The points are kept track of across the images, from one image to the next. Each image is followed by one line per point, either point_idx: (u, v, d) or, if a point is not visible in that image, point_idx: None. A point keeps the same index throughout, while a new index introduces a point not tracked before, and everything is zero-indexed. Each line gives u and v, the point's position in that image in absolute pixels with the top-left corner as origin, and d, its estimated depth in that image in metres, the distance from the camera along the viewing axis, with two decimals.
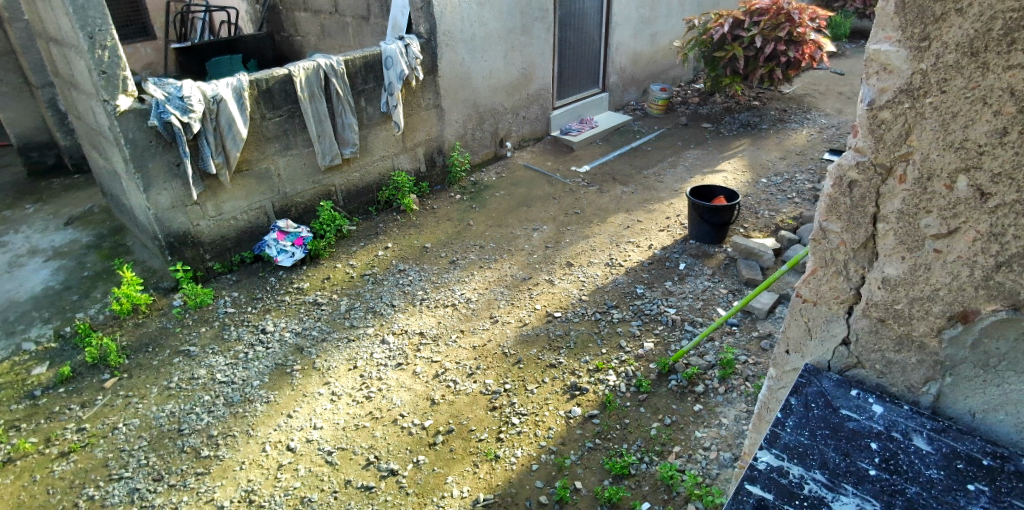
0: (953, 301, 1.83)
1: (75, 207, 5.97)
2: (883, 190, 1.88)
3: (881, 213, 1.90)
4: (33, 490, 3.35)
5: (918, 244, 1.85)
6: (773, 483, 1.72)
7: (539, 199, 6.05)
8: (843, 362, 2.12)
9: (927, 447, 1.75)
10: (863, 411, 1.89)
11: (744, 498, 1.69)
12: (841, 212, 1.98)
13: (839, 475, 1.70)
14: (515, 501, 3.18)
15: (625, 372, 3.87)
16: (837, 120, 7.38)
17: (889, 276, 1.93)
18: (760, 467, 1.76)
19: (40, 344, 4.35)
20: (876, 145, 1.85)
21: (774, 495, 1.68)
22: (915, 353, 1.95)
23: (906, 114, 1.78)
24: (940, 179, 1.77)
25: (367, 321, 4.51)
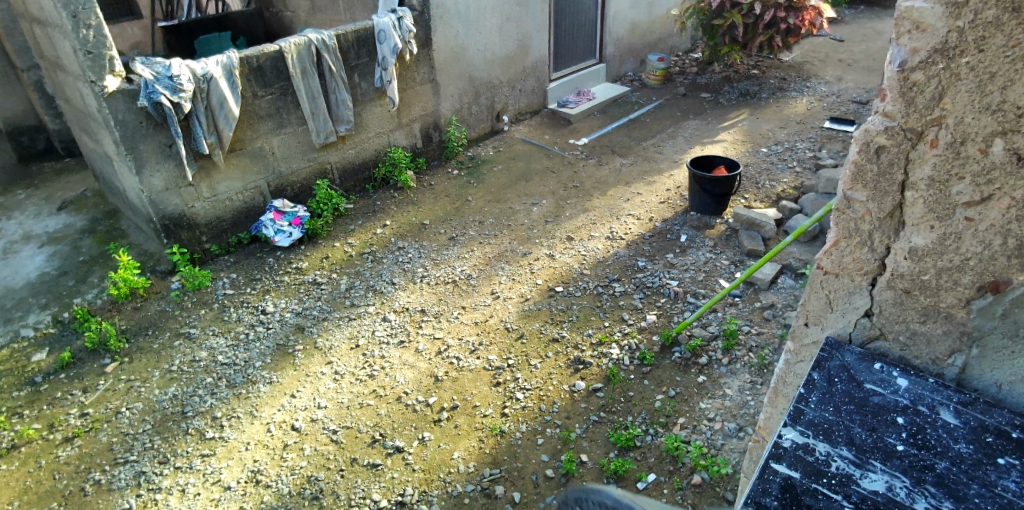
0: (983, 271, 1.72)
1: (68, 191, 5.89)
2: (913, 156, 1.75)
3: (910, 181, 1.77)
4: (39, 476, 3.35)
5: (948, 212, 1.73)
6: (799, 461, 1.61)
7: (538, 172, 5.99)
8: (865, 335, 1.99)
9: (954, 421, 1.64)
10: (888, 385, 1.77)
11: (770, 477, 1.59)
12: (867, 180, 1.84)
13: (866, 452, 1.61)
14: (521, 475, 3.19)
15: (628, 345, 3.86)
16: (837, 87, 7.30)
17: (917, 246, 1.81)
18: (785, 444, 1.66)
19: (39, 330, 4.32)
20: (906, 109, 1.72)
21: (801, 474, 1.58)
22: (941, 324, 1.84)
23: (940, 76, 1.64)
24: (974, 143, 1.65)
25: (367, 300, 4.48)
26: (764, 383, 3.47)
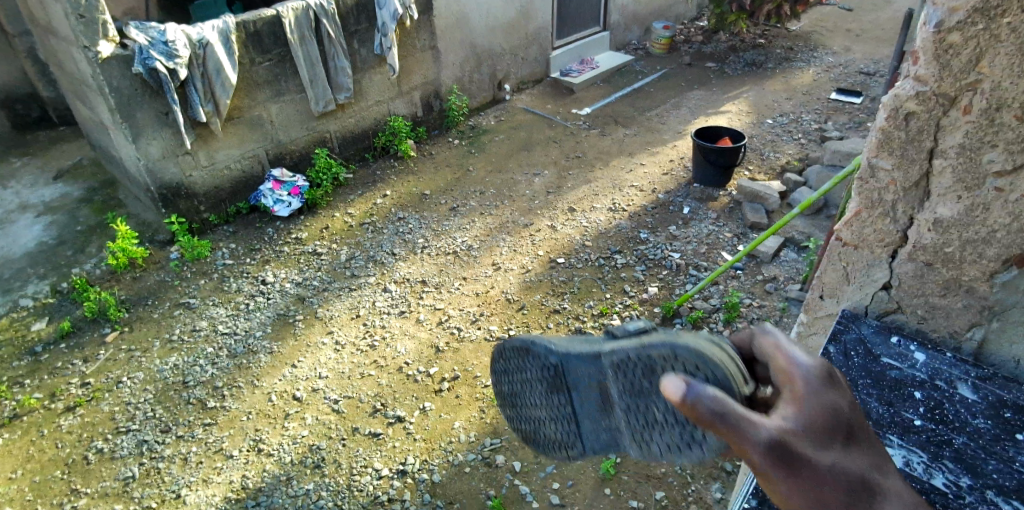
0: (1010, 243, 1.56)
1: (64, 160, 5.82)
2: (944, 123, 1.55)
3: (940, 148, 1.58)
4: (42, 444, 3.36)
5: (978, 181, 1.56)
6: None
7: (540, 143, 5.91)
8: (882, 308, 1.82)
9: (973, 396, 1.57)
10: (905, 359, 1.68)
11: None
12: (894, 147, 1.64)
13: (883, 427, 1.56)
14: (522, 445, 3.20)
15: (630, 317, 3.85)
16: (845, 58, 7.18)
17: (942, 217, 1.63)
18: None
19: (38, 299, 4.30)
20: (940, 72, 1.51)
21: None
22: (962, 298, 1.68)
23: (979, 37, 1.44)
24: (1010, 109, 1.46)
25: (368, 270, 4.45)
26: None
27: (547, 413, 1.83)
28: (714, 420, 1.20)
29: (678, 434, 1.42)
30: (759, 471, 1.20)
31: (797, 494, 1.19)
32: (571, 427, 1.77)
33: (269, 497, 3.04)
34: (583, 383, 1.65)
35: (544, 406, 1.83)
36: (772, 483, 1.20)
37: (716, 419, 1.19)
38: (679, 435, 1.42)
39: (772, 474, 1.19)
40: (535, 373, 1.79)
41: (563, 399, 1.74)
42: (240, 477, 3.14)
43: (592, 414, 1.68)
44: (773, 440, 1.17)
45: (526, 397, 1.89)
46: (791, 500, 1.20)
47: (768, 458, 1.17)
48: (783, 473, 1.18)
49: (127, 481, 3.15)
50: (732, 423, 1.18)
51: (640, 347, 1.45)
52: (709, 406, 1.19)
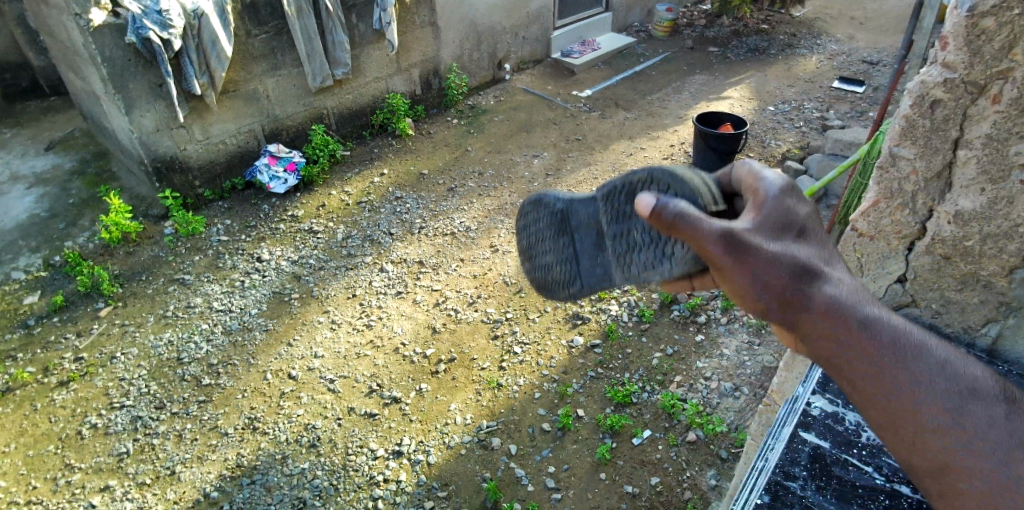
0: None
1: (56, 131, 5.72)
2: (972, 112, 1.46)
3: (965, 138, 1.49)
4: (35, 419, 3.34)
5: (1004, 174, 1.46)
6: (828, 430, 1.51)
7: (539, 124, 5.85)
8: (896, 302, 1.73)
9: None
10: None
11: (798, 446, 1.49)
12: (918, 136, 1.55)
13: None
14: (518, 428, 3.21)
15: (628, 302, 3.84)
16: (848, 46, 7.12)
17: (964, 209, 1.53)
18: (814, 412, 1.55)
19: (30, 273, 4.25)
20: (971, 59, 1.42)
21: (830, 443, 1.48)
22: (978, 294, 1.59)
23: (1015, 22, 1.34)
24: None
25: (365, 250, 4.42)
26: (761, 344, 3.48)
27: (548, 261, 1.99)
28: (676, 220, 1.36)
29: (654, 253, 1.63)
30: (716, 262, 1.33)
31: (750, 281, 1.29)
32: (570, 271, 1.92)
33: (264, 475, 3.04)
34: (581, 225, 1.85)
35: (547, 254, 1.98)
36: (729, 273, 1.32)
37: (677, 219, 1.36)
38: (655, 253, 1.63)
39: (724, 262, 1.31)
40: (540, 222, 1.97)
41: (563, 244, 1.91)
42: (235, 455, 3.14)
43: (588, 255, 1.85)
44: (725, 230, 1.30)
45: (530, 249, 2.05)
46: (745, 286, 1.31)
47: (718, 245, 1.31)
48: (735, 260, 1.30)
49: (121, 457, 3.14)
50: (689, 223, 1.35)
51: (625, 175, 1.66)
52: (672, 211, 1.37)
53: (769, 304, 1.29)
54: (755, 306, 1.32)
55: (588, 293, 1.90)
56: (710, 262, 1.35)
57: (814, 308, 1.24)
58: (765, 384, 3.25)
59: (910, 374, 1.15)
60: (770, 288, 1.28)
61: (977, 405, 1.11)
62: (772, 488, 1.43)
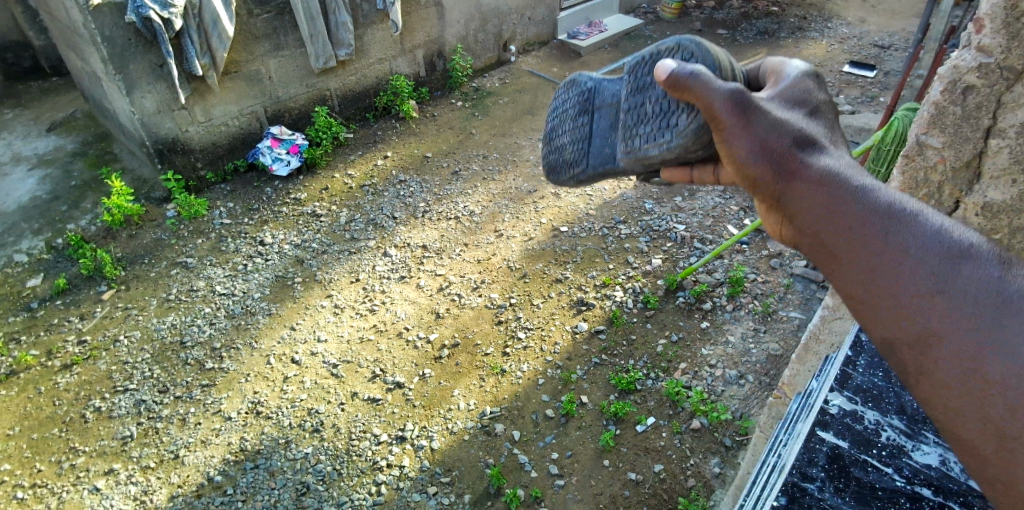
0: None
1: (57, 112, 5.67)
2: (1006, 99, 1.47)
3: (998, 127, 1.50)
4: (39, 402, 3.35)
5: None
6: (846, 430, 1.57)
7: (544, 107, 5.78)
8: None
9: None
10: None
11: (816, 447, 1.55)
12: (947, 124, 1.56)
13: (919, 422, 1.57)
14: (521, 414, 3.20)
15: (633, 288, 3.81)
16: (859, 29, 7.00)
17: (992, 201, 1.57)
18: (833, 411, 1.61)
19: (33, 255, 4.24)
20: (1010, 43, 1.43)
21: (849, 444, 1.54)
22: None
23: None
24: None
25: (368, 234, 4.38)
26: (767, 331, 3.45)
27: (564, 142, 2.09)
28: (688, 82, 1.35)
29: (657, 123, 1.63)
30: (717, 123, 1.30)
31: (747, 142, 1.26)
32: (582, 149, 2.02)
33: (268, 460, 3.04)
34: (604, 104, 1.94)
35: (565, 135, 2.09)
36: (727, 135, 1.29)
37: (688, 79, 1.35)
38: (661, 124, 1.61)
39: (725, 120, 1.29)
40: (567, 102, 2.08)
41: (582, 122, 2.01)
42: (238, 439, 3.14)
43: (602, 134, 1.95)
44: (731, 89, 1.29)
45: (551, 132, 2.16)
46: (741, 148, 1.26)
47: (723, 102, 1.28)
48: (737, 119, 1.27)
49: (125, 441, 3.15)
50: (701, 82, 1.32)
51: (653, 47, 1.66)
52: (689, 72, 1.34)
53: (761, 166, 1.24)
54: (747, 172, 1.26)
55: (595, 174, 1.99)
56: (713, 126, 1.32)
57: (806, 171, 1.19)
58: (771, 372, 3.23)
59: (900, 230, 1.06)
60: (766, 150, 1.23)
61: (969, 265, 1.00)
62: (789, 489, 1.49)
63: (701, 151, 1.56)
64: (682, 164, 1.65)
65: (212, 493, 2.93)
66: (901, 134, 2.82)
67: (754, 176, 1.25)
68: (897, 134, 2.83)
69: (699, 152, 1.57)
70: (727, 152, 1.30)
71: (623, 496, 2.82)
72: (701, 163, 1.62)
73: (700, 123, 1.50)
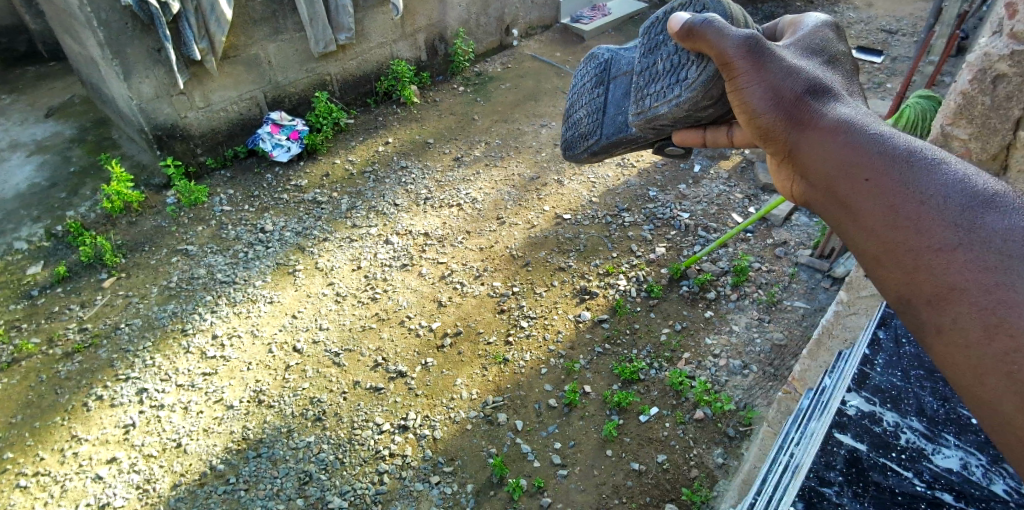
0: None
1: (54, 97, 5.61)
2: None
3: None
4: (40, 390, 3.34)
5: None
6: (865, 432, 1.59)
7: (548, 92, 5.71)
8: None
9: None
10: None
11: (834, 450, 1.56)
12: (975, 116, 1.77)
13: (939, 424, 1.59)
14: (524, 403, 3.19)
15: (636, 277, 3.78)
16: (867, 14, 6.89)
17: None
18: (850, 412, 1.64)
19: (32, 242, 4.21)
20: None
21: (867, 447, 1.55)
22: None
23: None
24: None
25: (369, 221, 4.35)
26: (771, 321, 3.43)
27: (579, 115, 2.16)
28: (699, 32, 1.41)
29: (667, 80, 1.67)
30: (728, 71, 1.35)
31: (759, 90, 1.30)
32: (595, 120, 2.08)
33: (270, 449, 3.04)
34: (620, 73, 2.01)
35: (581, 109, 2.15)
36: (738, 82, 1.33)
37: (701, 28, 1.40)
38: (672, 79, 1.66)
39: (738, 66, 1.33)
40: (585, 76, 2.16)
41: (598, 93, 2.08)
42: (241, 428, 3.13)
43: (616, 103, 2.00)
44: (744, 35, 1.33)
45: (570, 107, 2.23)
46: (756, 97, 1.31)
47: (736, 48, 1.32)
48: (749, 66, 1.32)
49: (127, 429, 3.15)
50: (716, 32, 1.37)
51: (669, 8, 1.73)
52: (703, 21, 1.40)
53: (773, 114, 1.28)
54: (759, 121, 1.30)
55: (606, 142, 2.04)
56: (727, 76, 1.36)
57: (819, 120, 1.23)
58: (775, 362, 3.21)
59: (918, 178, 1.06)
60: (778, 98, 1.28)
61: (993, 215, 0.98)
62: (807, 493, 1.48)
63: (710, 107, 1.60)
64: (695, 123, 1.69)
65: (215, 481, 2.93)
66: (914, 123, 2.76)
67: (765, 123, 1.29)
68: (910, 122, 2.77)
69: (707, 108, 1.61)
70: (738, 101, 1.34)
71: (626, 486, 2.82)
72: (714, 125, 1.67)
73: (709, 74, 1.54)
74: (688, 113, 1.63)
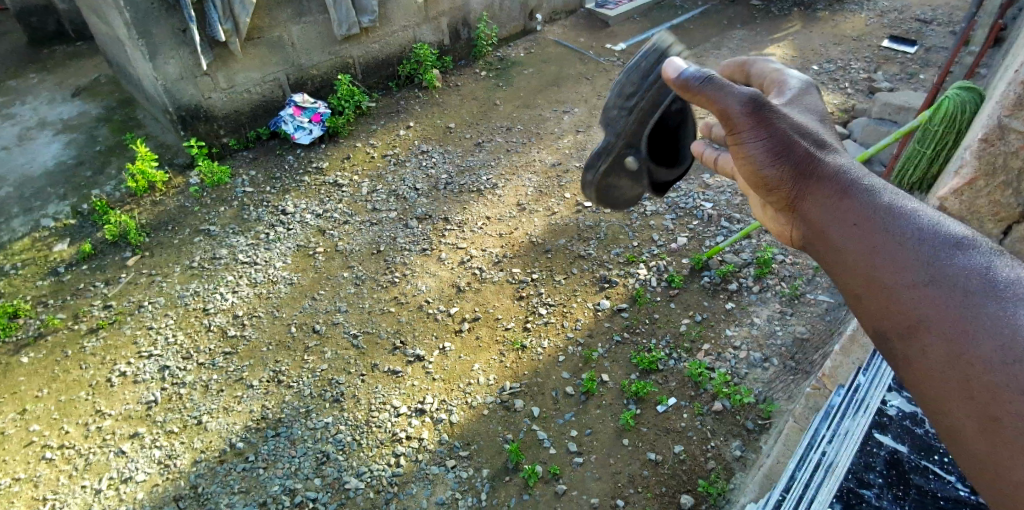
0: None
1: (81, 77, 5.67)
2: None
3: None
4: (66, 365, 3.41)
5: None
6: (906, 434, 1.58)
7: (571, 78, 5.65)
8: None
9: None
10: None
11: (874, 450, 1.55)
12: None
13: None
14: (541, 390, 3.18)
15: (657, 267, 3.74)
16: (901, 2, 6.70)
17: None
18: (891, 412, 1.64)
19: (59, 220, 4.28)
20: None
21: (908, 449, 1.54)
22: None
23: None
24: None
25: (389, 205, 4.35)
26: (793, 314, 3.36)
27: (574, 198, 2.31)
28: (700, 90, 1.41)
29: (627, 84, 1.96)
30: (729, 127, 1.37)
31: (762, 146, 1.34)
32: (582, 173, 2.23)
33: (289, 428, 3.07)
34: None
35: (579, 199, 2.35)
36: (740, 140, 1.36)
37: (700, 86, 1.41)
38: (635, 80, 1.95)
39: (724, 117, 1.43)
40: None
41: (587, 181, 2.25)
42: (260, 407, 3.17)
43: None
44: (745, 92, 1.35)
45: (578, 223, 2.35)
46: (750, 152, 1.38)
47: (738, 106, 1.34)
48: (750, 126, 1.34)
49: (149, 405, 3.20)
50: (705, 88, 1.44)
51: None
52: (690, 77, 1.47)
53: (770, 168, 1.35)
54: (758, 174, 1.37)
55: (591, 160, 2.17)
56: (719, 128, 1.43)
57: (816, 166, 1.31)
58: (797, 355, 3.14)
59: (896, 222, 1.15)
60: (784, 152, 1.33)
61: (962, 254, 1.07)
62: (846, 495, 1.49)
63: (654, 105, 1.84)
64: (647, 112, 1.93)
65: (234, 459, 2.97)
66: (951, 116, 2.69)
67: (770, 177, 1.33)
68: (947, 115, 2.70)
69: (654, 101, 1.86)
70: (741, 157, 1.38)
71: (642, 476, 2.81)
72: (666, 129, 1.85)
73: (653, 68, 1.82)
74: (618, 103, 1.98)
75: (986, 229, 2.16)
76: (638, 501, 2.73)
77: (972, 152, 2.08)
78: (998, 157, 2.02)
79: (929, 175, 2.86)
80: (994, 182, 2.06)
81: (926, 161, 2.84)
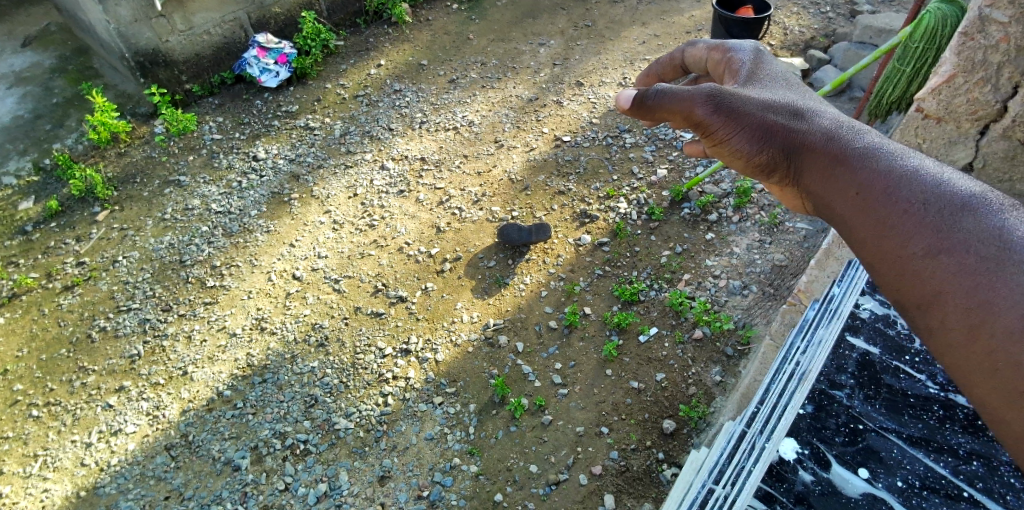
0: None
1: (30, 25, 5.35)
2: None
3: None
4: (44, 323, 3.36)
5: None
6: (878, 335, 1.59)
7: (546, 9, 5.44)
8: None
9: None
10: None
11: (846, 353, 1.57)
12: None
13: None
14: (524, 325, 3.21)
15: (637, 200, 3.71)
16: None
17: None
18: (864, 315, 1.64)
19: (22, 178, 4.14)
20: None
21: (880, 350, 1.56)
22: None
23: None
24: None
25: (364, 147, 4.25)
26: (772, 243, 3.37)
27: None
28: (660, 104, 1.39)
29: None
30: (707, 130, 1.33)
31: (746, 136, 1.30)
32: None
33: (275, 374, 3.08)
34: None
35: None
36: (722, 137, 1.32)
37: (658, 100, 1.38)
38: None
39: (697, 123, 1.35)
40: None
41: None
42: (245, 355, 3.16)
43: None
44: (710, 92, 1.32)
45: None
46: (741, 144, 1.30)
47: (705, 108, 1.31)
48: (725, 123, 1.30)
49: (132, 359, 3.18)
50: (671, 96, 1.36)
51: None
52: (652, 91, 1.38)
53: (764, 154, 1.27)
54: (756, 162, 1.29)
55: None
56: (700, 130, 1.36)
57: (809, 139, 1.21)
58: (775, 282, 3.17)
59: (896, 186, 1.05)
60: (769, 135, 1.26)
61: (971, 215, 0.97)
62: (817, 397, 1.48)
63: None
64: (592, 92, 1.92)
65: (223, 407, 2.98)
66: (932, 31, 2.64)
67: (762, 162, 1.27)
68: (928, 31, 2.65)
69: None
70: (729, 152, 1.33)
71: (625, 404, 2.87)
72: None
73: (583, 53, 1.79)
74: None
75: (962, 130, 1.96)
76: (621, 427, 2.80)
77: (951, 47, 1.88)
78: (978, 52, 1.82)
79: (909, 92, 2.87)
80: (972, 79, 1.85)
81: (905, 79, 2.85)
